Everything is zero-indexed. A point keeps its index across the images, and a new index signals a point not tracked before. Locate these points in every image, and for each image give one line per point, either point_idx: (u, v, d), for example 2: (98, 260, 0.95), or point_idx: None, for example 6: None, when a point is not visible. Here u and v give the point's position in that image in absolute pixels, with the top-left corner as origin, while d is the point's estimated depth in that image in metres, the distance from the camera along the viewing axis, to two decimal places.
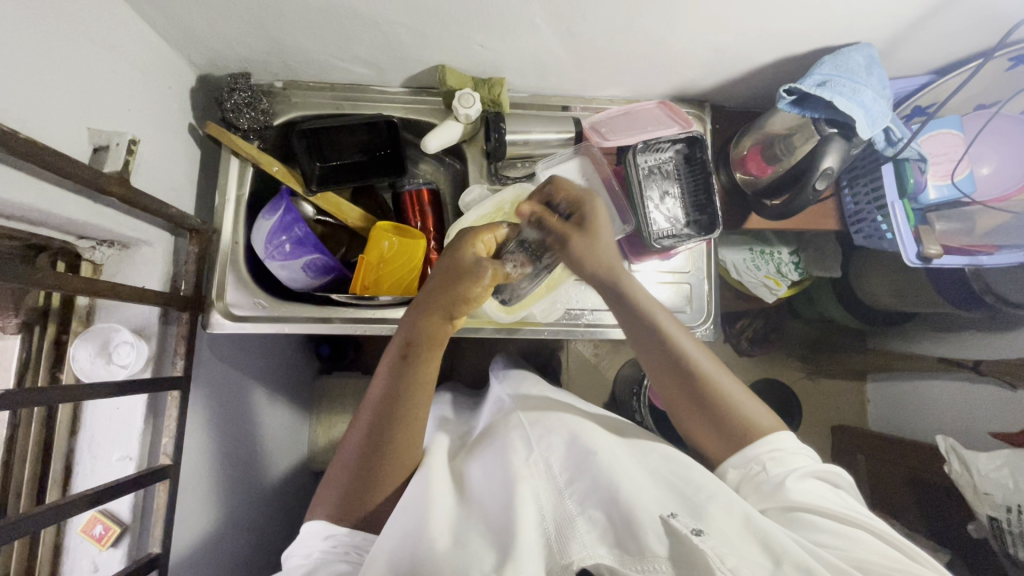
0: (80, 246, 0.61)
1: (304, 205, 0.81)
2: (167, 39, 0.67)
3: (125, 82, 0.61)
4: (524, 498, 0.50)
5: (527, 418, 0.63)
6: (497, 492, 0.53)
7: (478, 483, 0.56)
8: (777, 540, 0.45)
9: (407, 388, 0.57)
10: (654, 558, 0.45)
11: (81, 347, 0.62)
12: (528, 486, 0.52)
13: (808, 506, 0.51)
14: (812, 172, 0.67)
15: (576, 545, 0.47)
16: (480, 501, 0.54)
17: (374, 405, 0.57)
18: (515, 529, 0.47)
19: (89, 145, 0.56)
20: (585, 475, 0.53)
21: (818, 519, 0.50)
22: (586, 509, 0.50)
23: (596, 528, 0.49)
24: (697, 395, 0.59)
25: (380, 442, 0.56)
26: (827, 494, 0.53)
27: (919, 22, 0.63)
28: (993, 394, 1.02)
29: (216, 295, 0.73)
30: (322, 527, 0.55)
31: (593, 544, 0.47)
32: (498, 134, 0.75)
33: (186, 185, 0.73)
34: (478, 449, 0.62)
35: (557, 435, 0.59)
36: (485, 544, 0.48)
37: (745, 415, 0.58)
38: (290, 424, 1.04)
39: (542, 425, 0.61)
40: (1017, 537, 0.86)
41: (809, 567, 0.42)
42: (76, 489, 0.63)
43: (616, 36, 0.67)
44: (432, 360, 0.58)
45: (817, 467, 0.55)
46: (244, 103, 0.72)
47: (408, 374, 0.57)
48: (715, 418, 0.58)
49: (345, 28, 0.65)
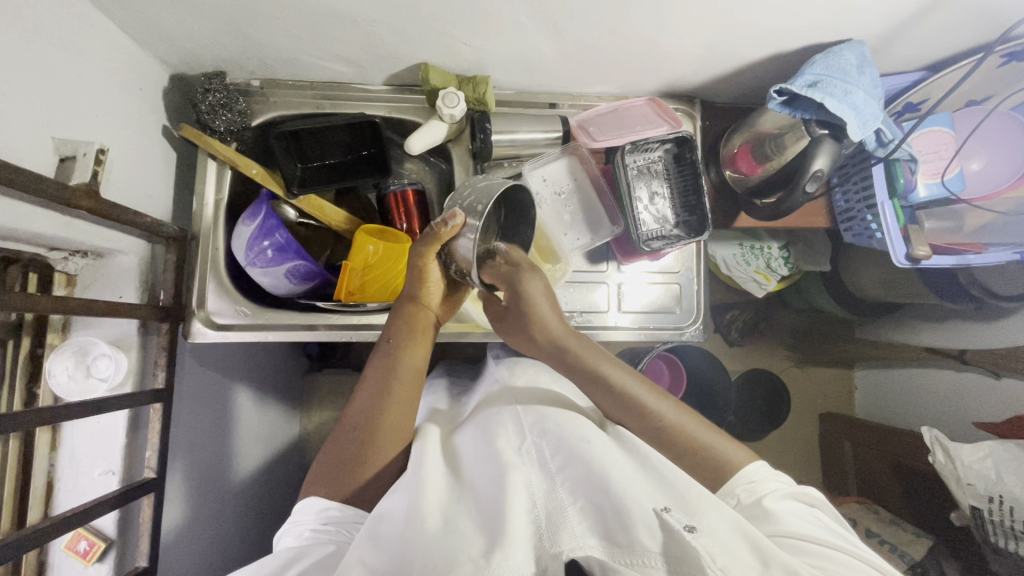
0: (52, 258, 0.59)
1: (286, 209, 0.78)
2: (137, 40, 0.64)
3: (93, 87, 0.58)
4: (514, 486, 0.49)
5: (519, 406, 0.62)
6: (487, 476, 0.52)
7: (470, 466, 0.56)
8: (765, 542, 0.43)
9: (402, 362, 0.62)
10: (645, 552, 0.43)
11: (58, 361, 0.60)
12: (519, 474, 0.51)
13: (785, 530, 0.47)
14: (803, 172, 0.66)
15: (566, 535, 0.45)
16: (474, 484, 0.53)
17: (370, 384, 0.61)
18: (505, 516, 0.46)
19: (56, 156, 0.53)
20: (576, 463, 0.51)
21: (793, 541, 0.46)
22: (577, 499, 0.48)
23: (587, 519, 0.47)
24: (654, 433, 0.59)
25: (376, 407, 0.59)
26: (806, 515, 0.50)
27: (913, 20, 0.62)
28: (977, 383, 1.03)
29: (197, 303, 0.72)
30: (317, 502, 0.55)
31: (583, 535, 0.46)
32: (485, 134, 0.74)
33: (162, 191, 0.71)
34: (471, 420, 0.65)
35: (551, 424, 0.57)
36: (474, 529, 0.46)
37: (719, 454, 0.56)
38: (280, 424, 1.03)
39: (535, 411, 0.60)
40: (999, 526, 0.87)
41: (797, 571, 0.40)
42: (59, 506, 0.61)
43: (603, 32, 0.65)
44: (417, 340, 0.64)
45: (793, 489, 0.53)
46: (219, 104, 0.70)
47: (397, 352, 0.63)
48: (686, 459, 0.57)
49: (323, 26, 0.63)
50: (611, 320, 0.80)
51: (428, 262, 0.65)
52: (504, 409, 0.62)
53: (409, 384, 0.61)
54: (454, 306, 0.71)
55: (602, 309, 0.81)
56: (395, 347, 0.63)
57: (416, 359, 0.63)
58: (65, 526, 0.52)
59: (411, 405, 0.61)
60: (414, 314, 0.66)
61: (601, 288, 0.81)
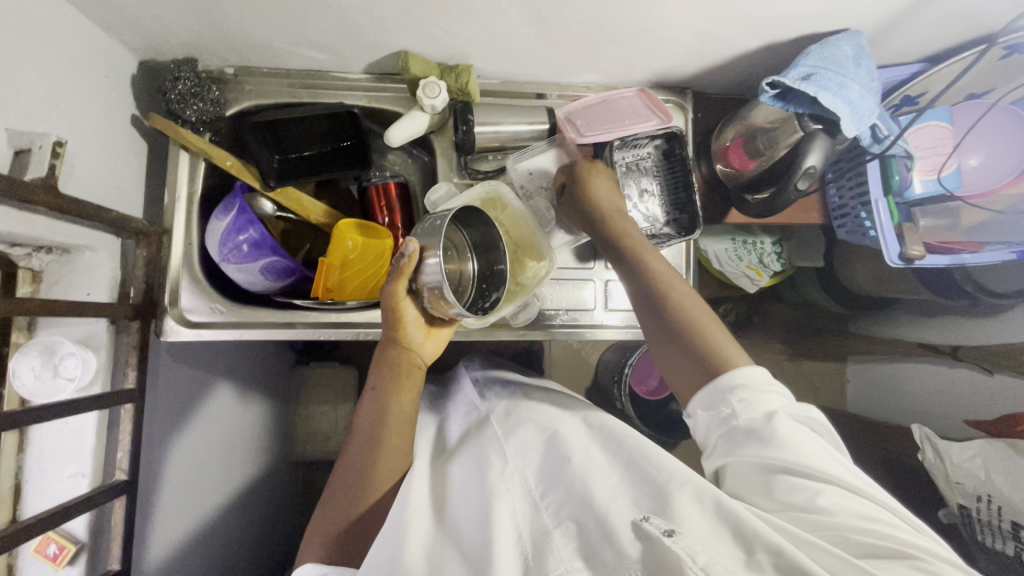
0: (14, 254, 0.55)
1: (263, 202, 0.75)
2: (101, 25, 0.61)
3: (53, 75, 0.55)
4: (500, 517, 0.47)
5: (501, 428, 0.60)
6: (473, 512, 0.50)
7: (456, 493, 0.54)
8: (747, 524, 0.42)
9: (391, 410, 0.60)
10: (625, 564, 0.41)
11: (23, 361, 0.56)
12: (504, 502, 0.49)
13: (785, 467, 0.48)
14: (795, 168, 0.64)
15: (553, 560, 0.43)
16: (460, 519, 0.51)
17: (360, 438, 0.59)
18: (492, 551, 0.44)
19: (11, 149, 0.50)
20: (559, 487, 0.50)
21: (795, 480, 0.48)
22: (562, 522, 0.47)
23: (573, 540, 0.45)
24: (668, 319, 0.59)
25: (367, 461, 0.57)
26: (806, 435, 0.50)
27: (913, 9, 0.59)
28: (969, 379, 1.02)
29: (170, 300, 0.70)
30: (311, 570, 0.50)
31: (569, 558, 0.43)
32: (467, 125, 0.71)
33: (132, 183, 0.68)
34: (457, 453, 0.61)
35: (532, 448, 0.56)
36: (461, 574, 0.44)
37: (715, 348, 0.56)
38: (267, 418, 1.02)
39: (517, 436, 0.58)
40: (985, 525, 0.87)
41: (780, 547, 0.40)
42: (28, 509, 0.58)
43: (590, 20, 0.62)
44: (403, 383, 0.62)
45: (793, 407, 0.52)
46: (190, 92, 0.67)
47: (383, 401, 0.60)
48: (683, 343, 0.57)
49: (297, 11, 0.60)
50: (598, 318, 0.79)
51: (401, 301, 0.60)
52: (488, 433, 0.60)
53: (401, 431, 0.60)
54: (439, 339, 0.66)
55: (589, 307, 0.79)
56: (382, 395, 0.60)
57: (405, 404, 0.61)
58: (36, 531, 0.51)
59: (405, 449, 0.60)
60: (400, 357, 0.63)
61: (589, 285, 0.79)
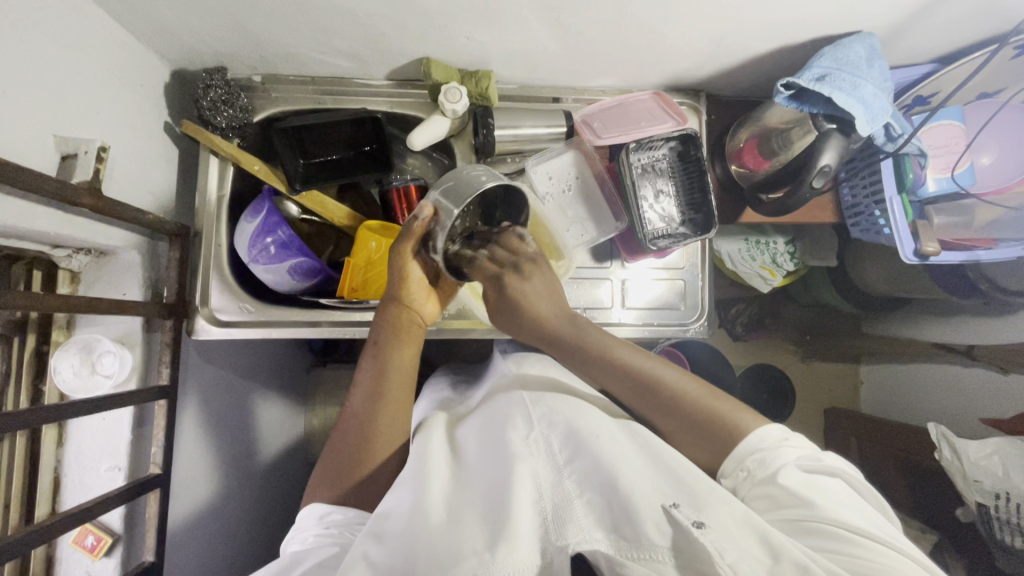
0: (56, 256, 0.59)
1: (288, 205, 0.79)
2: (138, 36, 0.64)
3: (93, 84, 0.58)
4: (521, 475, 0.48)
5: (528, 394, 0.61)
6: (493, 468, 0.51)
7: (475, 451, 0.55)
8: (778, 539, 0.41)
9: (392, 364, 0.61)
10: (652, 546, 0.42)
11: (64, 358, 0.60)
12: (526, 464, 0.50)
13: (802, 508, 0.47)
14: (811, 166, 0.64)
15: (573, 529, 0.45)
16: (473, 473, 0.53)
17: (363, 390, 0.60)
18: (511, 507, 0.45)
19: (57, 154, 0.53)
20: (585, 455, 0.50)
21: (816, 524, 0.45)
22: (585, 492, 0.48)
23: (594, 512, 0.46)
24: (673, 410, 0.57)
25: (369, 411, 0.58)
26: (827, 489, 0.48)
27: (923, 11, 0.61)
28: (987, 379, 1.02)
29: (201, 300, 0.72)
30: (318, 508, 0.56)
31: (590, 528, 0.45)
32: (487, 129, 0.74)
33: (165, 188, 0.71)
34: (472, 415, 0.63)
35: (558, 415, 0.56)
36: (479, 521, 0.46)
37: (727, 417, 0.54)
38: (286, 418, 1.03)
39: (544, 403, 0.58)
40: (1005, 524, 0.86)
41: (807, 566, 0.39)
42: (66, 502, 0.62)
43: (608, 26, 0.64)
44: (404, 342, 0.62)
45: (812, 459, 0.51)
46: (221, 100, 0.70)
47: (386, 355, 0.61)
48: (705, 431, 0.55)
49: (323, 21, 0.62)
50: (614, 316, 0.80)
51: (407, 259, 0.64)
52: (513, 396, 0.61)
53: (401, 384, 0.60)
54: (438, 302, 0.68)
55: (606, 306, 0.80)
56: (384, 349, 0.62)
57: (406, 360, 0.62)
58: (76, 519, 0.53)
59: (407, 408, 0.61)
60: (402, 315, 0.64)
61: (605, 284, 0.81)
